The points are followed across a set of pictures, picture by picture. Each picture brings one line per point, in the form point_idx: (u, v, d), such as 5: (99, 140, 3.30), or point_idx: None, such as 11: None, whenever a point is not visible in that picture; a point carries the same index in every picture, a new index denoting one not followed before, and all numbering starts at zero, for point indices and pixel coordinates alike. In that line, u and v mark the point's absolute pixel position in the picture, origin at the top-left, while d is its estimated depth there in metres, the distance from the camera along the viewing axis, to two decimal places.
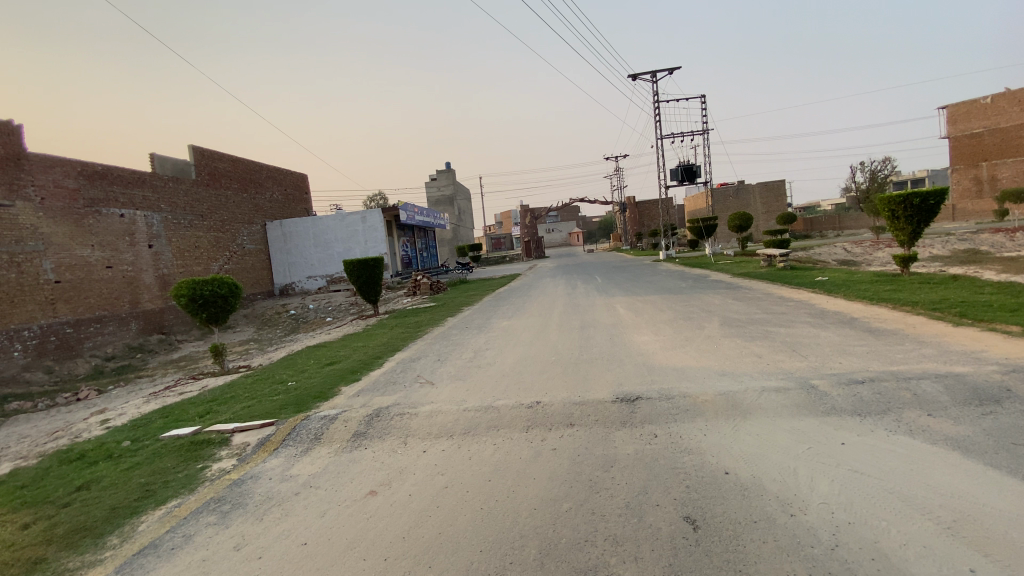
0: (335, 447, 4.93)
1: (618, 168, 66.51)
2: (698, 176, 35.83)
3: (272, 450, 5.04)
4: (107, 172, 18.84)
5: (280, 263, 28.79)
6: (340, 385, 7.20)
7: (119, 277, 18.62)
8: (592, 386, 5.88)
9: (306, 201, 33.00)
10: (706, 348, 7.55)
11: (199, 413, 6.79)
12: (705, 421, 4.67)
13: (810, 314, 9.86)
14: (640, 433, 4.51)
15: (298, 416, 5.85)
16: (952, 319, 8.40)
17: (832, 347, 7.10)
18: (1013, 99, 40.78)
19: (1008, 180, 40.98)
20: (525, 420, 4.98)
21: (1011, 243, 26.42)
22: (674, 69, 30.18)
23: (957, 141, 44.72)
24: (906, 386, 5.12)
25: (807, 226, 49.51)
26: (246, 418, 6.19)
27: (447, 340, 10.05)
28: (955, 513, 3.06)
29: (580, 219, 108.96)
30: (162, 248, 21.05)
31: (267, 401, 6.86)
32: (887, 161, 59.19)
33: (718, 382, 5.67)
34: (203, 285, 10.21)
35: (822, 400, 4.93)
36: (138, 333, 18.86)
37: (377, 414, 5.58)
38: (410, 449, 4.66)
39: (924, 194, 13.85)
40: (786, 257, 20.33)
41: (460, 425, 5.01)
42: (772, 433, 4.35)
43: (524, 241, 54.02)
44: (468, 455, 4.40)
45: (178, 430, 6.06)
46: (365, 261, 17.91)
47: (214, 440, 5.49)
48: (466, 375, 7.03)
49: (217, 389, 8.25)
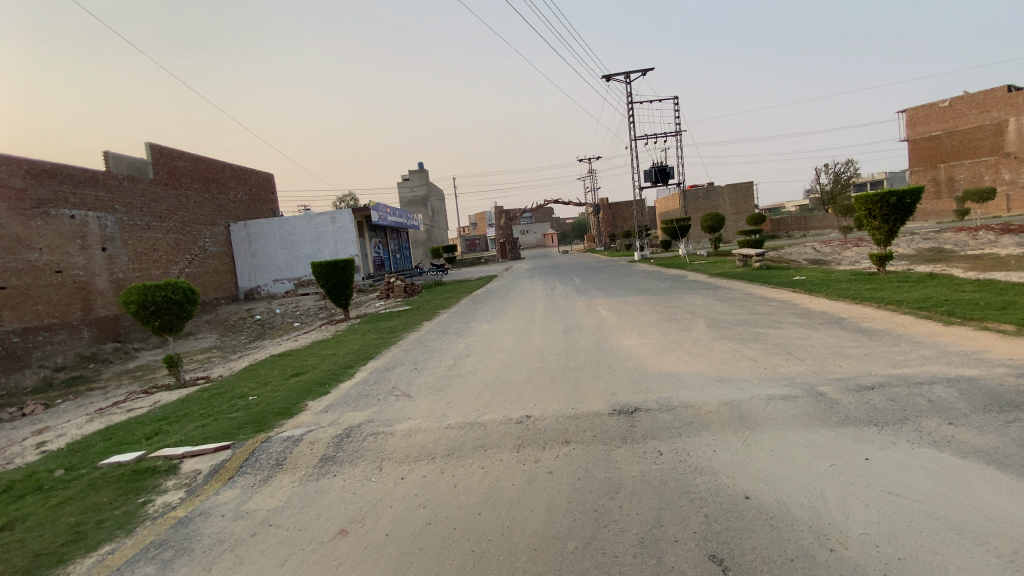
0: (299, 474, 4.35)
1: (591, 170, 66.66)
2: (672, 177, 35.99)
3: (226, 479, 4.42)
4: (56, 170, 17.54)
5: (245, 266, 27.61)
6: (305, 400, 6.58)
7: (70, 282, 17.38)
8: (585, 396, 5.42)
9: (272, 201, 31.78)
10: (698, 352, 7.17)
11: (147, 434, 6.05)
12: (713, 434, 4.26)
13: (797, 315, 9.65)
14: (644, 451, 4.07)
15: (256, 438, 5.21)
16: (941, 318, 8.26)
17: (829, 349, 6.82)
18: (970, 102, 42.30)
19: (965, 181, 42.52)
20: (514, 439, 4.47)
21: (973, 242, 27.22)
22: (648, 70, 30.16)
23: (917, 143, 46.26)
24: (919, 391, 4.82)
25: (775, 227, 50.42)
26: (201, 440, 5.51)
27: (423, 346, 9.49)
28: (1013, 542, 2.70)
29: (553, 219, 109.11)
30: (117, 251, 19.79)
31: (224, 420, 6.18)
32: (850, 163, 60.87)
33: (718, 390, 5.28)
34: (155, 291, 9.37)
35: (834, 409, 4.56)
36: (91, 341, 17.62)
37: (348, 434, 5.00)
38: (386, 476, 4.10)
39: (901, 192, 13.84)
40: (763, 257, 20.34)
41: (442, 446, 4.49)
42: (787, 448, 3.95)
43: (499, 242, 53.55)
44: (454, 480, 3.90)
45: (119, 455, 5.32)
46: (335, 264, 17.12)
47: (160, 468, 4.82)
48: (446, 386, 6.48)
49: (170, 405, 7.48)
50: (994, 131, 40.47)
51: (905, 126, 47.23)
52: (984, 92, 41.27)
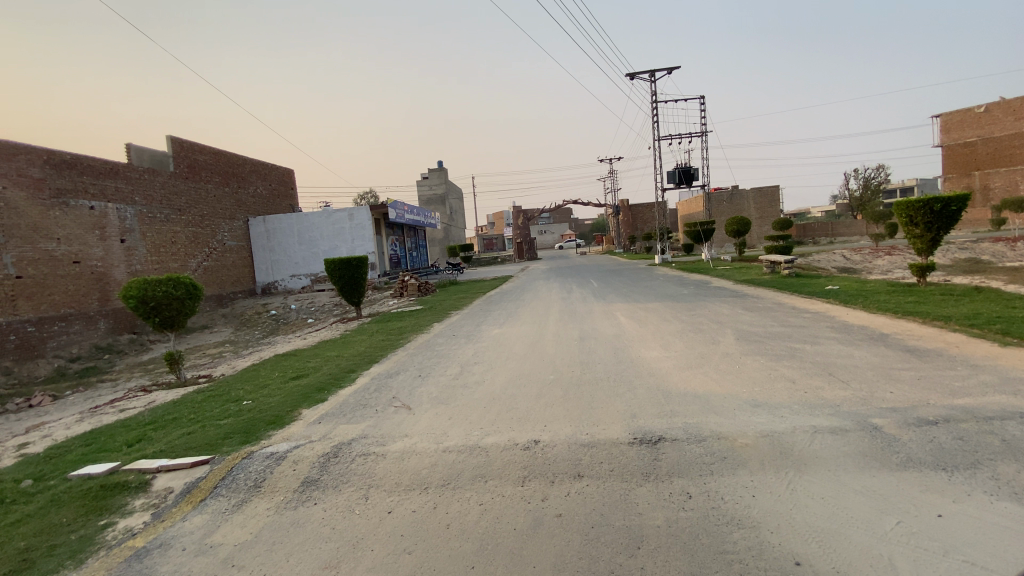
0: (277, 499, 3.87)
1: (612, 172, 65.71)
2: (695, 179, 35.00)
3: (197, 503, 3.96)
4: (76, 160, 17.51)
5: (262, 261, 27.53)
6: (300, 407, 6.13)
7: (88, 272, 17.35)
8: (600, 419, 4.84)
9: (291, 197, 31.69)
10: (728, 369, 6.52)
11: (128, 441, 5.64)
12: (751, 475, 3.67)
13: (834, 329, 8.89)
14: (669, 492, 3.50)
15: (238, 452, 4.76)
16: (995, 337, 7.49)
17: (875, 372, 6.10)
18: (1008, 109, 40.41)
19: (1000, 190, 40.64)
20: (520, 469, 3.93)
21: (1012, 254, 25.85)
22: (673, 69, 29.20)
23: (950, 149, 44.25)
24: (991, 429, 4.11)
25: (800, 234, 48.89)
26: (181, 451, 5.07)
27: (430, 351, 8.98)
28: None
29: (572, 220, 108.11)
30: (136, 243, 19.74)
31: (211, 428, 5.74)
32: (881, 168, 58.72)
33: (754, 418, 4.64)
34: (156, 285, 9.05)
35: (893, 448, 3.92)
36: (107, 333, 17.53)
37: (336, 453, 4.51)
38: (372, 508, 3.59)
39: (946, 199, 12.89)
40: (792, 264, 19.44)
41: (438, 473, 3.97)
42: (843, 497, 3.33)
43: (517, 241, 52.96)
44: (447, 519, 3.36)
45: (92, 466, 4.93)
46: (348, 261, 16.74)
47: (130, 484, 4.38)
48: (450, 398, 5.94)
49: (162, 408, 7.09)
50: None
51: (938, 131, 45.31)
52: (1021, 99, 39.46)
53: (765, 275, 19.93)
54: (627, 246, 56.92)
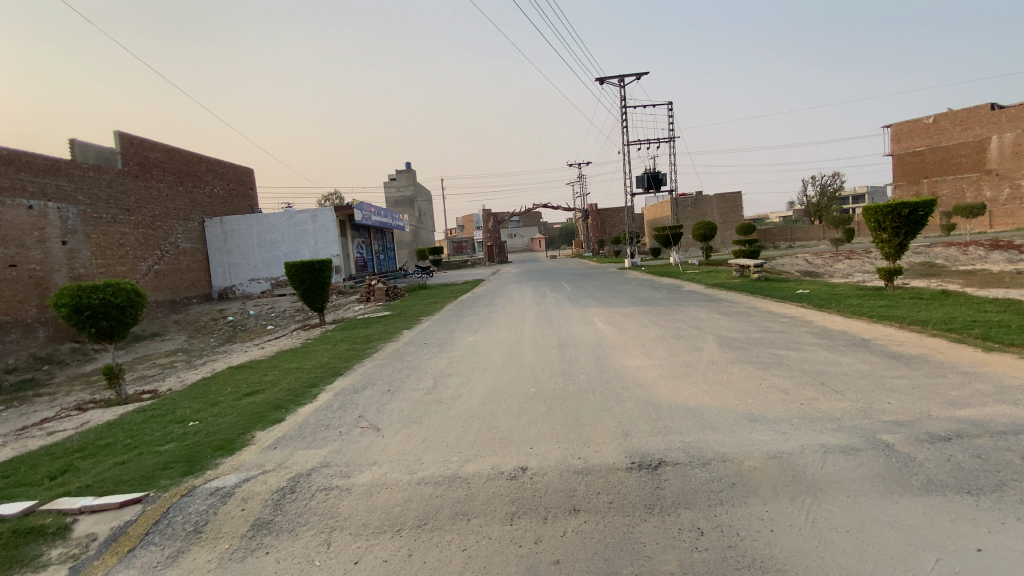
0: (220, 549, 3.26)
1: (580, 177, 66.06)
2: (664, 184, 35.31)
3: (123, 554, 3.32)
4: (13, 156, 16.12)
5: (220, 264, 26.19)
6: (253, 428, 5.49)
7: (26, 277, 16.01)
8: (590, 439, 4.40)
9: (250, 197, 30.33)
10: (717, 380, 6.19)
11: (50, 474, 4.90)
12: (764, 504, 3.29)
13: (814, 334, 8.78)
14: (678, 527, 3.09)
15: (177, 488, 4.12)
16: (976, 342, 7.46)
17: (868, 380, 5.88)
18: (955, 120, 42.36)
19: (947, 197, 42.67)
20: (507, 505, 3.45)
21: (963, 259, 27.01)
22: (642, 74, 29.29)
23: (901, 158, 46.08)
24: (1007, 445, 3.86)
25: (762, 238, 50.09)
26: (112, 484, 4.39)
27: (400, 361, 8.41)
28: None
29: (541, 223, 108.22)
30: (80, 245, 18.33)
31: (150, 455, 5.05)
32: (836, 176, 60.90)
33: (757, 436, 4.29)
34: (91, 291, 8.19)
35: (910, 469, 3.62)
36: (47, 342, 16.13)
37: (293, 488, 3.93)
38: (335, 557, 3.04)
39: (913, 204, 13.07)
40: (761, 268, 19.64)
41: (414, 512, 3.44)
42: (870, 530, 2.99)
43: (486, 245, 52.52)
44: (425, 570, 2.85)
45: (2, 506, 4.19)
46: (309, 265, 15.85)
47: (46, 530, 3.70)
48: (423, 417, 5.40)
49: (97, 430, 6.30)
50: (977, 148, 40.69)
51: (890, 140, 47.14)
52: (967, 110, 41.49)
53: (735, 278, 20.07)
54: (596, 249, 57.17)
